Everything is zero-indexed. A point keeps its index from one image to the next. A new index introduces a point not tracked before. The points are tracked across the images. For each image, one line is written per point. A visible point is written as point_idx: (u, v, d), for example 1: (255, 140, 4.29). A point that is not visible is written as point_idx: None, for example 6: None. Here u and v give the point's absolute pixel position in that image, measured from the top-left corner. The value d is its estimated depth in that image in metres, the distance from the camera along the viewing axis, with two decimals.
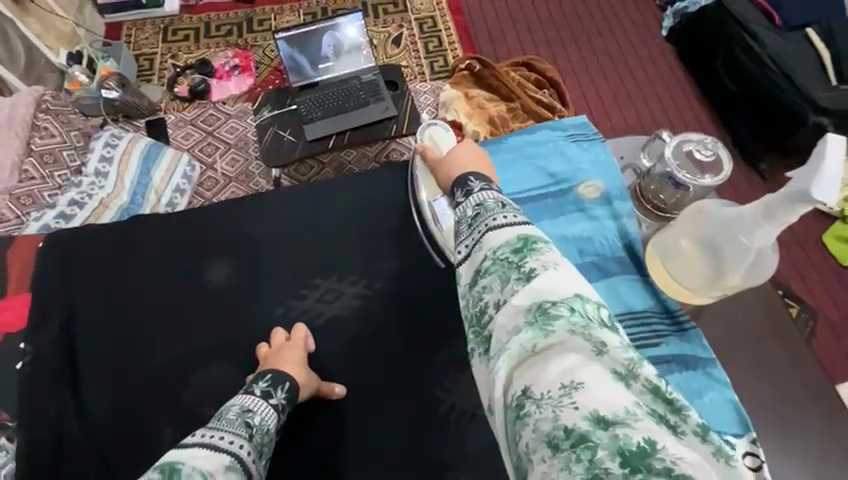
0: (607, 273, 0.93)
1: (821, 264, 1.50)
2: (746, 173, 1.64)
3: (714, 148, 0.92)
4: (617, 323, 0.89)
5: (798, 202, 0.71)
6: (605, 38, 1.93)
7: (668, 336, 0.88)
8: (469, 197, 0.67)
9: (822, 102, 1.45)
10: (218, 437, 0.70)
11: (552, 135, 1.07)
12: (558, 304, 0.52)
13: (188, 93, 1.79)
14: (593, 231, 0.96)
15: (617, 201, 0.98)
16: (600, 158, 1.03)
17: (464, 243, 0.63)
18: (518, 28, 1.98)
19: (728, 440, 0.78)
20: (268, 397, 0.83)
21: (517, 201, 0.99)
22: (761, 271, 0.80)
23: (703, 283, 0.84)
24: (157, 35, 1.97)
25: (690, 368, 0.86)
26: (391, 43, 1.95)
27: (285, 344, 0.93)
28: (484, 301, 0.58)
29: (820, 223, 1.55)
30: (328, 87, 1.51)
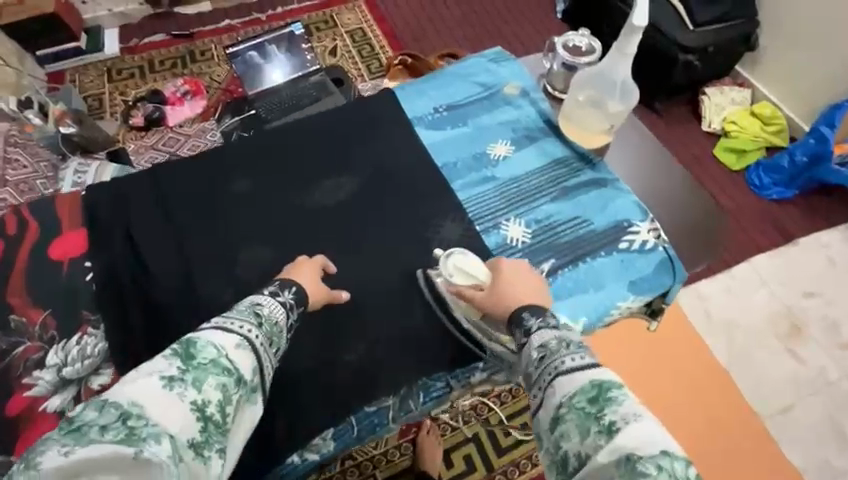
0: (535, 139, 1.16)
1: (718, 173, 1.82)
2: (646, 113, 1.95)
3: (587, 38, 1.22)
4: (546, 168, 1.12)
5: (631, 34, 1.00)
6: (511, 25, 2.26)
7: (585, 169, 1.12)
8: (530, 336, 0.76)
9: (687, 44, 1.79)
10: (229, 323, 0.74)
11: (475, 59, 1.27)
12: (645, 460, 0.55)
13: (145, 122, 1.90)
14: (520, 115, 1.19)
15: (532, 93, 1.22)
16: (515, 69, 1.26)
17: (537, 386, 0.71)
18: (438, 27, 2.26)
19: (636, 223, 1.05)
20: (276, 295, 0.85)
21: (458, 107, 1.20)
22: (630, 98, 1.09)
23: (597, 123, 1.12)
24: (102, 76, 2.06)
25: (604, 185, 1.10)
26: (328, 54, 2.17)
27: (307, 265, 0.95)
28: (565, 449, 0.63)
29: (710, 142, 1.89)
30: (281, 91, 1.68)
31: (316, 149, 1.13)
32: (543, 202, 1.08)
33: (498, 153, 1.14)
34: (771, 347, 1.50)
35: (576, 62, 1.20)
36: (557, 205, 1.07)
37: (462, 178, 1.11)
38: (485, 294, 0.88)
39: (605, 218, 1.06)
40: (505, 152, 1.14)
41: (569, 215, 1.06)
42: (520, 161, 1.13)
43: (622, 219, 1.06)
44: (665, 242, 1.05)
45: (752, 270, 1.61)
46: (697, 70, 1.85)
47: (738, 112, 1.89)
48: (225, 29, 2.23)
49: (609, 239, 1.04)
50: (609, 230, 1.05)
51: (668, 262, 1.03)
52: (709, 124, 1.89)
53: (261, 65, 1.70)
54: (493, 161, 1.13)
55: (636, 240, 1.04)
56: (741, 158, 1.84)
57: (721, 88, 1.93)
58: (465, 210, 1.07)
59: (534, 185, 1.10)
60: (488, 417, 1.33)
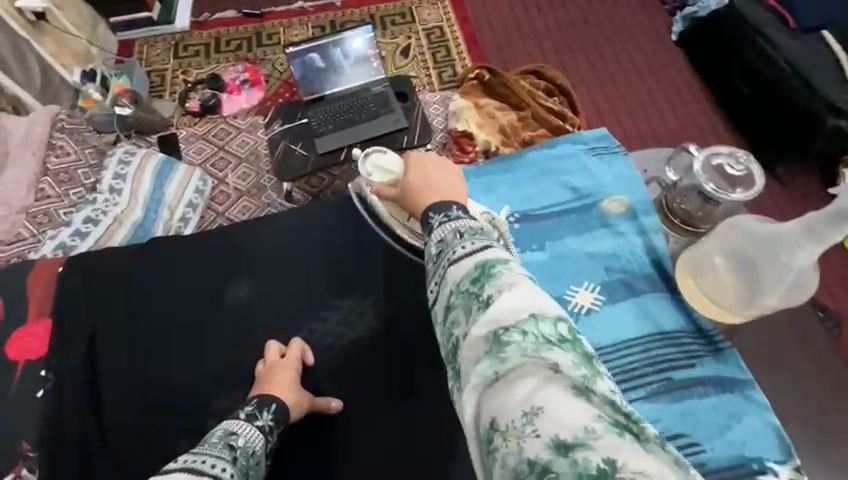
0: (638, 291, 0.92)
1: (844, 270, 1.46)
2: (763, 178, 1.60)
3: (745, 163, 0.89)
4: (648, 343, 0.88)
5: (844, 222, 0.71)
6: (613, 43, 1.93)
7: (705, 358, 0.86)
8: (432, 233, 0.64)
9: (842, 105, 1.41)
10: (201, 461, 0.66)
11: (572, 148, 1.06)
12: (511, 330, 0.50)
13: (199, 108, 1.80)
14: (620, 248, 0.95)
15: (642, 216, 0.97)
16: (622, 172, 1.02)
17: (432, 281, 0.61)
18: (527, 36, 1.98)
19: (770, 469, 0.77)
20: (253, 419, 0.80)
21: (540, 218, 0.99)
22: (800, 293, 0.78)
23: (738, 301, 0.82)
24: (168, 51, 2.00)
25: (728, 391, 0.84)
26: (399, 53, 1.96)
27: (277, 362, 0.91)
28: (452, 337, 0.56)
29: None
30: (338, 100, 1.51)
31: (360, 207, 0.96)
32: (635, 396, 0.84)
33: (583, 302, 0.91)
34: None
35: (717, 196, 0.87)
36: (655, 408, 0.82)
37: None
38: (397, 189, 0.78)
39: (722, 446, 0.80)
40: (591, 303, 0.91)
41: (669, 428, 0.81)
42: (611, 321, 0.90)
43: (749, 456, 0.79)
44: None
45: None
46: None
47: None
48: (296, 13, 2.09)
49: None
50: (726, 467, 0.78)
51: None
52: None
53: (322, 69, 1.50)
54: (575, 311, 0.90)
55: None
56: None
57: None
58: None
59: (629, 365, 0.86)
60: None
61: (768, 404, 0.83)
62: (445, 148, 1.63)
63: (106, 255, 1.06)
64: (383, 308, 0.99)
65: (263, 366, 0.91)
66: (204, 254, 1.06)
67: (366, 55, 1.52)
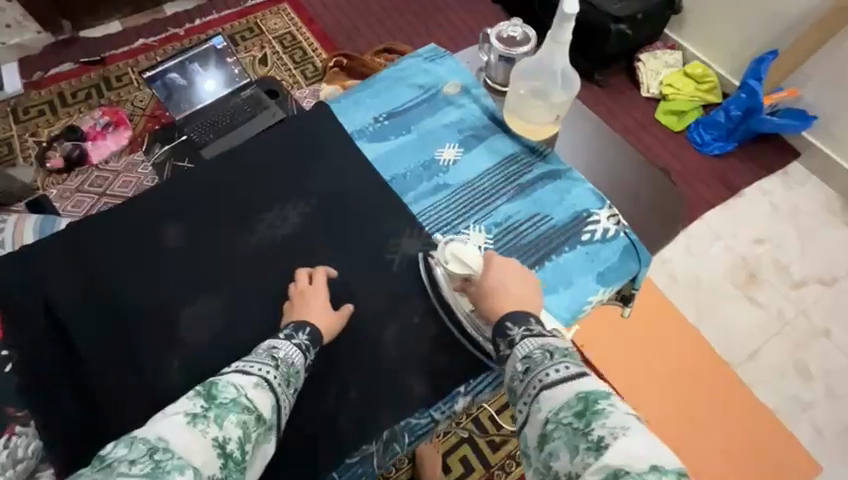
0: (483, 138, 1.13)
1: (662, 136, 1.87)
2: (587, 86, 1.98)
3: (520, 27, 1.20)
4: (500, 168, 1.09)
5: (565, 22, 0.96)
6: (443, 12, 2.22)
7: (537, 163, 1.10)
8: (515, 348, 0.76)
9: (616, 14, 1.80)
10: (249, 365, 0.74)
11: (411, 59, 1.23)
12: (633, 477, 0.56)
13: (65, 163, 1.73)
14: (464, 115, 1.15)
15: (473, 90, 1.19)
16: (453, 65, 1.22)
17: (522, 400, 0.72)
18: (370, 22, 2.18)
19: (595, 212, 1.04)
20: (291, 338, 0.82)
21: (401, 114, 1.15)
22: (571, 86, 1.07)
23: (542, 115, 1.10)
24: (6, 118, 1.86)
25: (558, 178, 1.08)
26: (259, 64, 2.05)
27: (308, 289, 0.92)
28: (555, 470, 0.63)
29: (651, 107, 1.94)
30: (212, 110, 1.55)
31: (262, 180, 1.04)
32: (499, 204, 1.05)
33: (447, 158, 1.11)
34: (732, 298, 1.55)
35: (513, 54, 1.18)
36: (514, 205, 1.05)
37: (413, 189, 1.08)
38: (476, 282, 0.90)
39: (564, 211, 1.04)
40: (454, 156, 1.11)
41: (527, 214, 1.04)
42: (470, 163, 1.10)
43: (581, 210, 1.05)
44: (625, 227, 1.04)
45: (706, 225, 1.67)
46: (630, 38, 1.87)
47: (673, 74, 1.95)
48: (140, 50, 2.07)
49: (571, 233, 1.02)
50: (570, 223, 1.03)
51: (632, 247, 1.01)
52: (647, 89, 1.95)
53: (180, 87, 1.57)
54: (443, 166, 1.10)
55: (597, 230, 1.02)
56: (681, 118, 1.90)
57: (654, 53, 1.98)
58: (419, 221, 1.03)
59: (490, 186, 1.07)
60: (478, 415, 1.33)
61: (583, 178, 1.10)
62: None
63: None
64: None
65: (293, 289, 0.92)
66: (85, 247, 0.97)
67: (220, 89, 1.60)
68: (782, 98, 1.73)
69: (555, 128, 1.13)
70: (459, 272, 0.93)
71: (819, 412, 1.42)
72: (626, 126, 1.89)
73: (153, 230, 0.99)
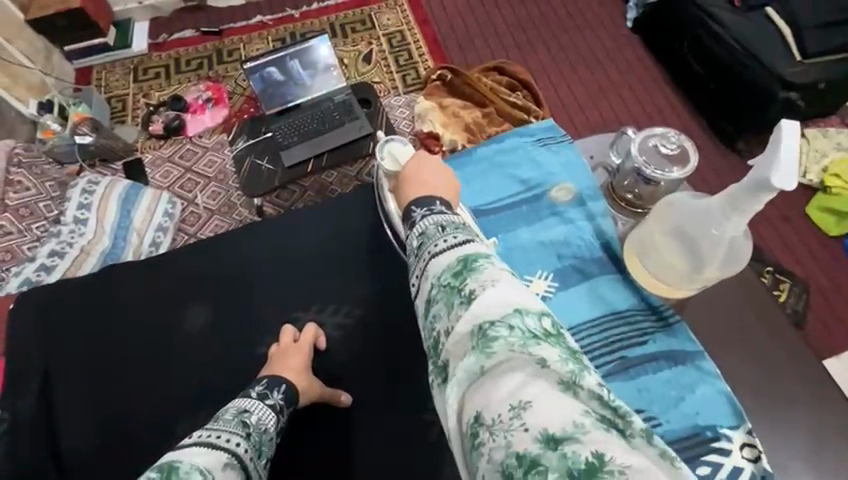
0: (588, 274, 0.95)
1: (808, 237, 1.51)
2: (722, 155, 1.65)
3: (678, 141, 0.92)
4: (601, 324, 0.90)
5: (762, 191, 0.70)
6: (572, 35, 1.96)
7: (654, 332, 0.89)
8: (413, 227, 0.65)
9: (789, 78, 1.44)
10: (216, 437, 0.73)
11: (520, 140, 1.08)
12: (498, 326, 0.50)
13: (164, 130, 1.79)
14: (570, 235, 0.97)
15: (590, 202, 0.99)
16: (571, 161, 1.04)
17: (413, 275, 0.62)
18: (486, 34, 2.00)
19: (723, 434, 0.80)
20: (265, 398, 0.87)
21: (492, 212, 1.01)
22: (735, 261, 0.80)
23: (680, 277, 0.85)
24: (127, 75, 1.97)
25: (679, 363, 0.86)
26: (362, 60, 1.97)
27: (293, 346, 0.98)
28: (435, 332, 0.55)
29: (803, 197, 1.57)
30: (302, 111, 1.51)
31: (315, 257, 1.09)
32: None
33: (536, 291, 0.94)
34: None
35: (652, 172, 0.91)
36: (610, 385, 0.85)
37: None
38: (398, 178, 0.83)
39: (678, 418, 0.82)
40: (545, 291, 0.93)
41: (625, 403, 0.83)
42: (564, 305, 0.92)
43: (703, 424, 0.82)
44: (767, 472, 0.76)
45: (841, 367, 1.32)
46: (798, 110, 1.50)
47: (846, 162, 1.55)
48: (254, 27, 2.08)
49: (683, 457, 0.79)
50: (686, 438, 0.81)
51: None
52: (804, 174, 1.57)
53: (277, 83, 1.51)
54: None
55: (722, 466, 0.78)
56: (842, 220, 1.51)
57: (826, 130, 1.59)
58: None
59: (585, 349, 0.88)
60: None
61: (718, 372, 0.86)
62: (413, 151, 1.64)
63: (63, 288, 1.08)
64: (352, 315, 1.05)
65: (274, 349, 0.98)
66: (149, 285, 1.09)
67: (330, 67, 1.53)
68: None
69: (691, 292, 0.88)
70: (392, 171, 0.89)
71: None
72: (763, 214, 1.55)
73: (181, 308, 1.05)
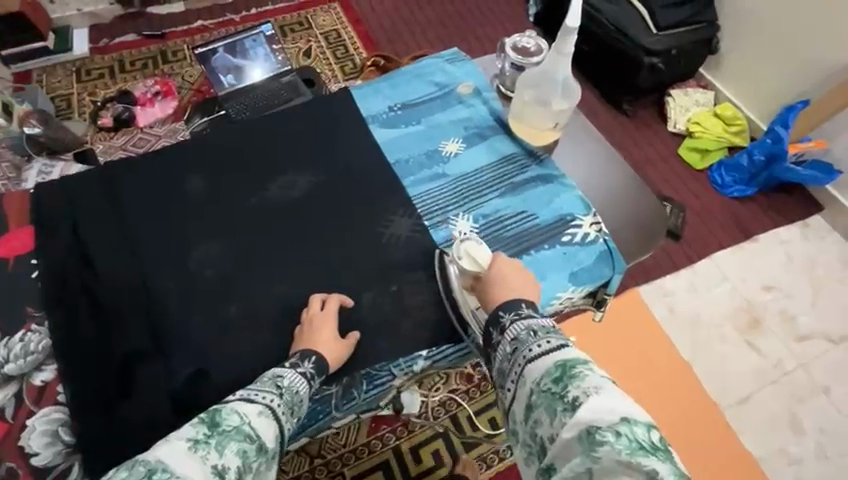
0: (486, 137, 1.18)
1: (682, 171, 1.88)
2: (612, 115, 2.01)
3: (533, 39, 1.23)
4: (497, 165, 1.14)
5: (566, 33, 1.00)
6: (485, 28, 2.30)
7: (532, 165, 1.14)
8: (505, 332, 0.80)
9: (650, 47, 1.83)
10: (253, 394, 0.74)
11: (434, 61, 1.29)
12: (604, 429, 0.60)
13: (114, 123, 1.87)
14: (472, 114, 1.21)
15: (485, 92, 1.24)
16: (470, 70, 1.28)
17: (510, 378, 0.76)
18: (412, 30, 2.28)
19: (578, 217, 1.07)
20: (296, 366, 0.83)
21: (414, 105, 1.22)
22: (572, 94, 1.09)
23: (544, 121, 1.13)
24: (70, 76, 2.03)
25: (549, 181, 1.12)
26: (302, 55, 2.17)
27: (319, 314, 0.92)
28: (540, 435, 0.68)
29: (675, 142, 1.95)
30: (254, 91, 1.65)
31: (261, 155, 1.12)
32: (490, 197, 1.09)
33: (450, 151, 1.16)
34: (732, 340, 1.53)
35: (524, 63, 1.22)
36: (505, 200, 1.09)
37: (413, 174, 1.12)
38: (480, 278, 0.91)
39: (549, 211, 1.08)
40: (457, 149, 1.16)
41: (514, 210, 1.08)
42: (470, 158, 1.15)
43: (566, 213, 1.09)
44: (606, 234, 1.07)
45: (715, 265, 1.66)
46: (661, 72, 1.89)
47: (702, 113, 1.96)
48: (197, 30, 2.22)
49: (553, 232, 1.06)
50: (553, 224, 1.07)
51: (608, 254, 1.04)
52: (674, 124, 1.96)
53: (227, 67, 1.65)
54: (444, 156, 1.14)
55: (578, 233, 1.06)
56: (705, 157, 1.89)
57: (686, 90, 1.99)
58: (413, 206, 1.07)
59: (485, 181, 1.12)
60: (456, 414, 1.35)
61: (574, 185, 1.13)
62: None
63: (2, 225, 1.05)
64: None
65: (304, 314, 0.93)
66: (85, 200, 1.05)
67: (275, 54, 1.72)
68: (809, 148, 1.71)
69: (556, 134, 1.16)
70: (472, 269, 0.93)
71: (806, 468, 1.37)
72: (647, 157, 1.91)
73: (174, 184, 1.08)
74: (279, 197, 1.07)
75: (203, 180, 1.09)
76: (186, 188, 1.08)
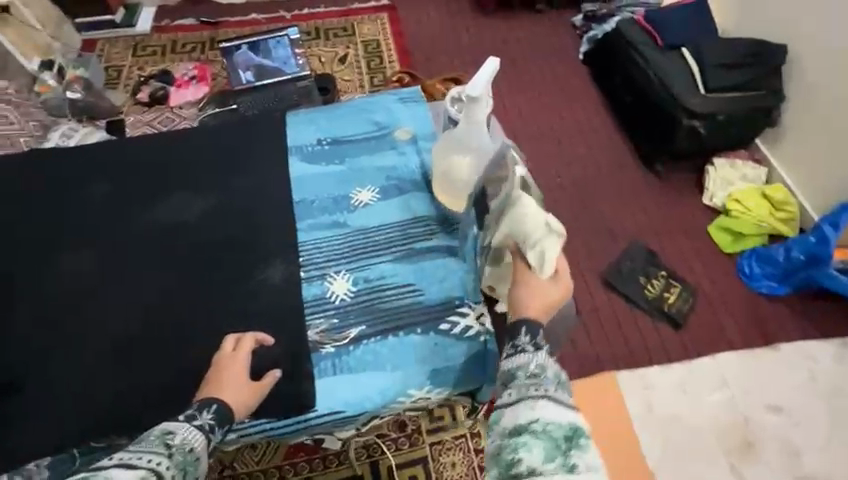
0: (404, 192, 1.10)
1: (706, 251, 1.66)
2: (641, 174, 1.83)
3: None
4: (402, 227, 1.05)
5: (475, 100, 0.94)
6: (528, 59, 2.19)
7: (439, 233, 1.04)
8: (537, 347, 0.73)
9: (694, 108, 1.65)
10: (137, 458, 0.68)
11: (386, 99, 1.25)
12: None
13: (149, 98, 1.99)
14: (399, 163, 1.14)
15: (422, 141, 1.17)
16: (418, 114, 1.21)
17: (515, 388, 0.70)
18: (453, 51, 2.23)
19: (466, 303, 0.95)
20: (192, 418, 0.75)
21: (345, 143, 1.18)
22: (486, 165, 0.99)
23: (457, 192, 1.02)
24: (127, 50, 2.20)
25: (451, 255, 1.01)
26: (337, 60, 2.19)
27: (228, 358, 0.85)
28: (521, 461, 0.64)
29: (708, 217, 1.73)
30: (267, 91, 1.70)
31: (183, 169, 1.13)
32: (381, 260, 1.01)
33: (360, 200, 1.09)
34: (713, 459, 1.32)
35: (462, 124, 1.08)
36: (395, 266, 1.00)
37: (311, 217, 1.07)
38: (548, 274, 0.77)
39: (437, 290, 0.97)
40: (368, 199, 1.09)
41: (399, 280, 0.98)
42: (379, 211, 1.07)
43: (455, 296, 0.97)
44: (490, 331, 0.93)
45: (716, 367, 1.44)
46: (703, 137, 1.70)
47: (747, 190, 1.71)
48: (249, 23, 2.32)
49: (432, 315, 0.95)
50: (437, 306, 0.95)
51: (482, 355, 0.91)
52: (710, 198, 1.74)
53: (248, 64, 1.71)
54: (352, 205, 1.08)
55: (459, 323, 0.93)
56: (738, 240, 1.66)
57: (734, 161, 1.77)
58: (298, 251, 1.02)
59: (384, 240, 1.03)
60: (377, 461, 1.27)
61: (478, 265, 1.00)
62: None
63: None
64: None
65: (216, 358, 0.86)
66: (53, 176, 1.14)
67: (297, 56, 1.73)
68: None
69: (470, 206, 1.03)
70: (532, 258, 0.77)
71: None
72: (670, 228, 1.71)
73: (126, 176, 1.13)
74: (226, 208, 1.07)
75: (164, 178, 1.12)
76: (144, 184, 1.11)
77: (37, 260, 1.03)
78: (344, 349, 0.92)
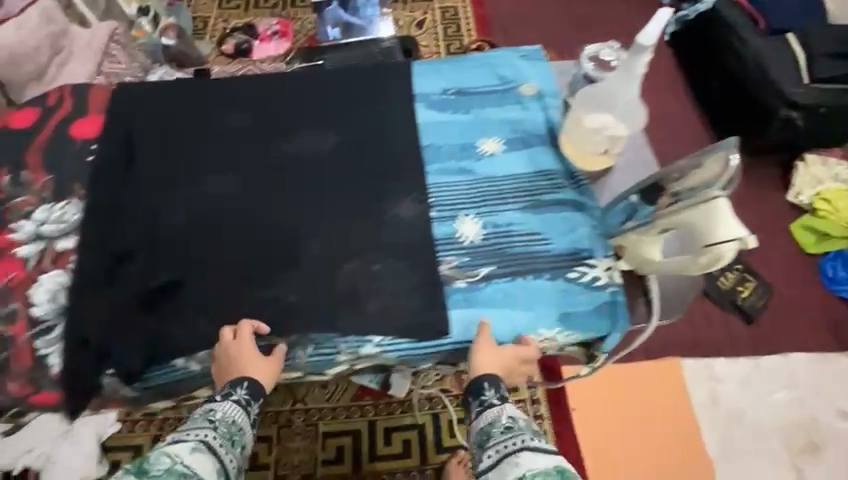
0: (530, 145, 1.11)
1: (786, 249, 1.60)
2: None
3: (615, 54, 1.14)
4: (530, 178, 1.07)
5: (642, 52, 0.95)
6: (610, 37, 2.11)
7: (567, 188, 1.06)
8: (493, 404, 0.82)
9: (795, 98, 1.56)
10: (186, 434, 0.76)
11: (507, 53, 1.24)
12: None
13: (234, 51, 2.06)
14: (525, 117, 1.14)
15: (548, 98, 1.17)
16: (543, 71, 1.21)
17: (498, 447, 0.76)
18: (532, 23, 2.18)
19: (595, 257, 0.99)
20: (228, 396, 0.85)
21: (467, 94, 1.18)
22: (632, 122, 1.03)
23: (594, 146, 1.05)
24: (213, 2, 2.26)
25: (579, 210, 1.03)
26: (415, 25, 2.18)
27: (231, 345, 0.88)
28: None
29: (791, 215, 1.66)
30: (352, 49, 1.71)
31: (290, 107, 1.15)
32: (509, 208, 1.04)
33: (486, 149, 1.11)
34: (772, 454, 1.31)
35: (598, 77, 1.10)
36: (522, 216, 1.03)
37: (440, 162, 1.09)
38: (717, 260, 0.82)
39: (565, 241, 1.00)
40: (494, 149, 1.11)
41: (527, 228, 1.01)
42: (505, 162, 1.09)
43: (583, 248, 1.00)
44: (617, 285, 0.97)
45: (785, 365, 1.41)
46: (799, 130, 1.60)
47: (838, 190, 1.62)
48: None
49: (561, 264, 0.98)
50: (566, 256, 0.99)
51: (609, 305, 0.96)
52: (796, 194, 1.66)
53: (336, 22, 1.75)
54: (478, 154, 1.10)
55: (587, 274, 0.97)
56: (822, 241, 1.59)
57: (827, 159, 1.68)
58: (428, 193, 1.06)
59: (512, 189, 1.06)
60: (439, 414, 1.32)
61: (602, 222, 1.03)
62: None
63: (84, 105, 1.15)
64: None
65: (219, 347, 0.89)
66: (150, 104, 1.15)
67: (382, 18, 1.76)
68: None
69: (602, 162, 1.07)
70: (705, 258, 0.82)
71: None
72: (749, 222, 1.65)
73: (223, 110, 1.15)
74: (325, 153, 1.10)
75: (268, 117, 1.14)
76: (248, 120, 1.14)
77: (143, 181, 1.06)
78: (476, 286, 0.97)
